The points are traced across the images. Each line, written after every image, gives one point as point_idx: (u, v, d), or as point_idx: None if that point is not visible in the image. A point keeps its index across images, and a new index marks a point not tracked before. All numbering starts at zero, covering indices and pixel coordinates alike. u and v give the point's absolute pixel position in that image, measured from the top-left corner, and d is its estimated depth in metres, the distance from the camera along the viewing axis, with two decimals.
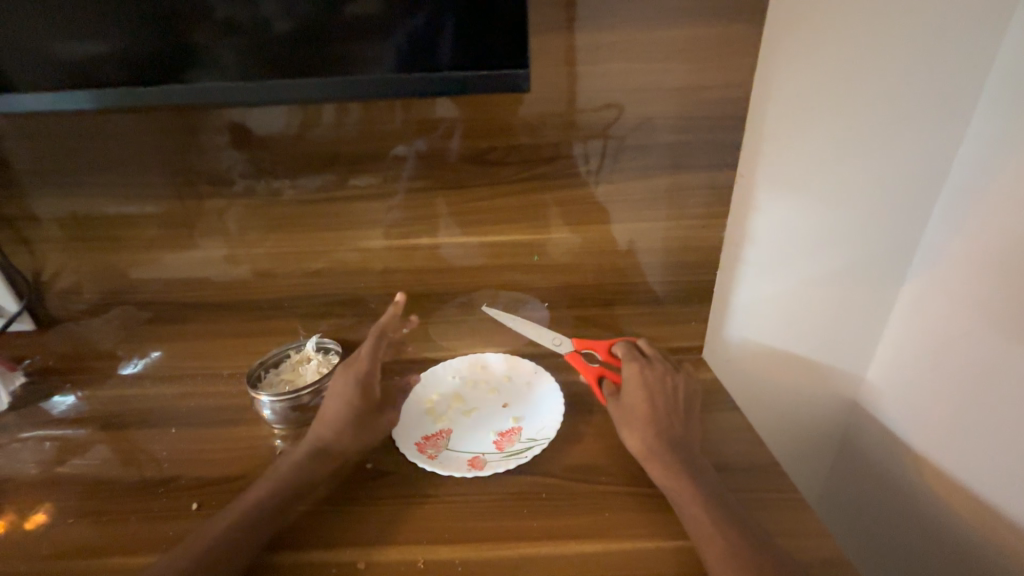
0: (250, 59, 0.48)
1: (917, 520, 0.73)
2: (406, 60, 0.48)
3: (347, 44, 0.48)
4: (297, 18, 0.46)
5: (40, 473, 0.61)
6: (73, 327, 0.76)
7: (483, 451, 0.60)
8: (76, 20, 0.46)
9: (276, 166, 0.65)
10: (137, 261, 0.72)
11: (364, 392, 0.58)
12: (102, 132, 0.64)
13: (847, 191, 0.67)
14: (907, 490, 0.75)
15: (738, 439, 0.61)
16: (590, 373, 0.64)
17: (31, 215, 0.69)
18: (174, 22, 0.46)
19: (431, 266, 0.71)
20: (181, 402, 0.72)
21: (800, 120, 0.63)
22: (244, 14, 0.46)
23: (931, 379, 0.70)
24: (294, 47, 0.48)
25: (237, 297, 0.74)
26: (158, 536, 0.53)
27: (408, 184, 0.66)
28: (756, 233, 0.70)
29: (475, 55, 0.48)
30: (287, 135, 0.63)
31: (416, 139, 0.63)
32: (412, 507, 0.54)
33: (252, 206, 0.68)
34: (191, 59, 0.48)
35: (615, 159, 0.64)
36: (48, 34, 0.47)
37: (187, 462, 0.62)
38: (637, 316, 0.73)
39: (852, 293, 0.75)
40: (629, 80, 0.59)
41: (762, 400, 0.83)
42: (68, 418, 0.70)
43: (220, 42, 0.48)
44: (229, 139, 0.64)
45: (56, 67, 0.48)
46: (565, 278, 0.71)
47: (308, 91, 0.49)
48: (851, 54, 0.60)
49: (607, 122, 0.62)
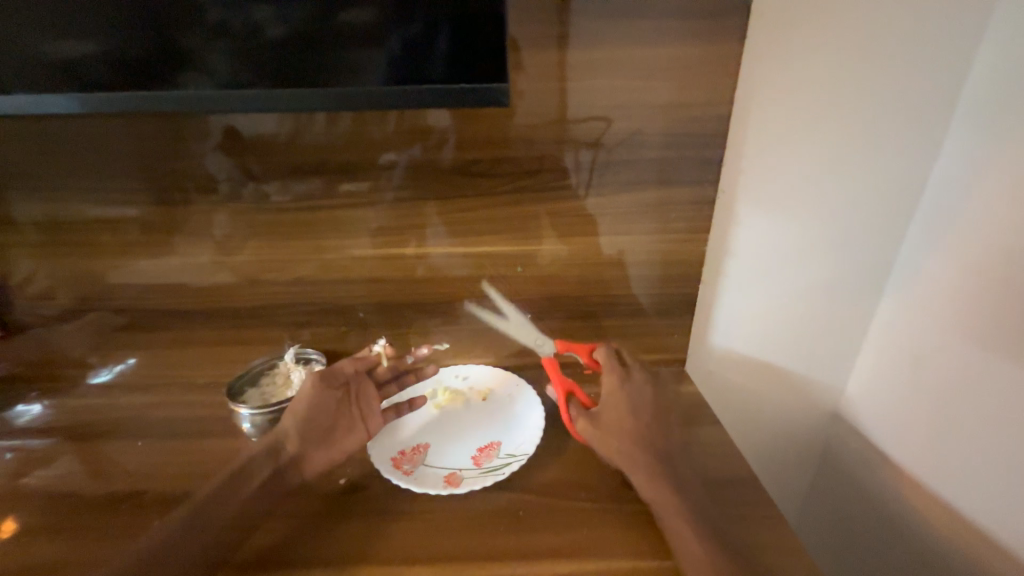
0: (234, 63, 0.47)
1: (896, 532, 0.73)
2: (393, 72, 0.48)
3: (335, 53, 0.47)
4: (287, 23, 0.46)
5: (1, 487, 0.59)
6: (45, 333, 0.74)
7: (461, 467, 0.58)
8: (59, 18, 0.45)
9: (264, 172, 0.64)
10: (114, 265, 0.70)
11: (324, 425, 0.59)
12: (82, 133, 0.62)
13: (828, 206, 0.68)
14: (888, 503, 0.74)
15: (721, 456, 0.60)
16: (561, 387, 0.62)
17: (5, 218, 0.67)
18: (162, 23, 0.45)
19: (417, 276, 0.71)
20: (153, 412, 0.69)
21: (781, 135, 0.64)
22: (234, 19, 0.45)
23: (912, 392, 0.70)
24: (284, 51, 0.47)
25: (217, 303, 0.72)
26: (120, 555, 0.51)
27: (397, 191, 0.66)
28: (738, 246, 0.70)
29: (463, 66, 0.48)
30: (275, 140, 0.62)
31: (405, 146, 0.63)
32: (387, 524, 0.53)
33: (236, 210, 0.67)
34: (178, 65, 0.47)
35: (603, 169, 0.64)
36: (30, 33, 0.46)
37: (159, 475, 0.59)
38: (623, 330, 0.73)
39: (833, 305, 0.75)
40: (621, 95, 0.60)
41: (744, 414, 0.82)
42: (35, 427, 0.67)
43: (208, 46, 0.46)
44: (216, 144, 0.63)
45: (36, 64, 0.47)
46: (552, 289, 0.71)
47: (293, 102, 0.48)
48: (829, 69, 0.61)
49: (596, 135, 0.62)
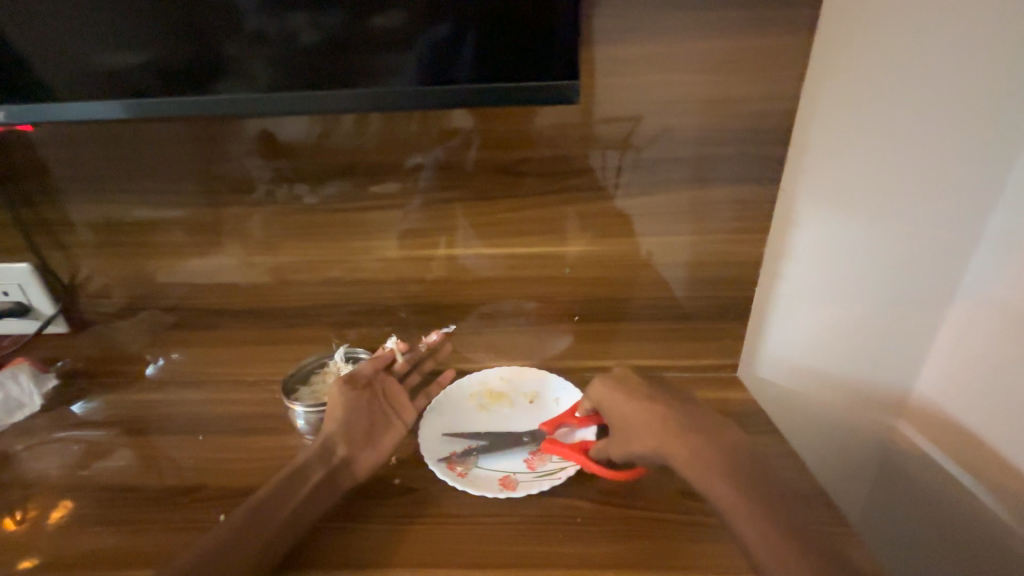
0: (274, 68, 0.48)
1: (983, 542, 0.69)
2: (427, 73, 0.48)
3: (368, 57, 0.48)
4: (322, 28, 0.46)
5: (67, 477, 0.61)
6: (104, 330, 0.77)
7: (514, 470, 0.58)
8: (106, 29, 0.46)
9: (299, 173, 0.65)
10: (169, 265, 0.72)
11: (358, 413, 0.59)
12: (132, 137, 0.64)
13: (897, 204, 0.64)
14: (972, 511, 0.70)
15: (779, 466, 0.58)
16: (573, 447, 0.58)
17: (64, 219, 0.70)
18: (202, 31, 0.46)
19: (448, 277, 0.70)
20: (206, 408, 0.71)
21: (846, 131, 0.61)
22: (271, 26, 0.46)
23: (998, 397, 0.66)
24: (319, 55, 0.48)
25: (267, 303, 0.74)
26: (172, 549, 0.52)
27: (427, 193, 0.66)
28: (798, 248, 0.67)
29: (497, 65, 0.48)
30: (309, 142, 0.63)
31: (434, 148, 0.63)
32: (444, 527, 0.52)
33: (271, 210, 0.68)
34: (219, 70, 0.48)
35: (633, 169, 0.62)
36: (79, 43, 0.47)
37: (217, 470, 0.61)
38: (659, 332, 0.71)
39: (900, 307, 0.71)
40: (650, 93, 0.58)
41: (802, 424, 0.78)
42: (97, 421, 0.69)
43: (248, 52, 0.47)
44: (254, 149, 0.64)
45: (86, 75, 0.49)
46: (579, 291, 0.70)
47: (331, 104, 0.49)
48: (893, 60, 0.57)
49: (624, 134, 0.61)
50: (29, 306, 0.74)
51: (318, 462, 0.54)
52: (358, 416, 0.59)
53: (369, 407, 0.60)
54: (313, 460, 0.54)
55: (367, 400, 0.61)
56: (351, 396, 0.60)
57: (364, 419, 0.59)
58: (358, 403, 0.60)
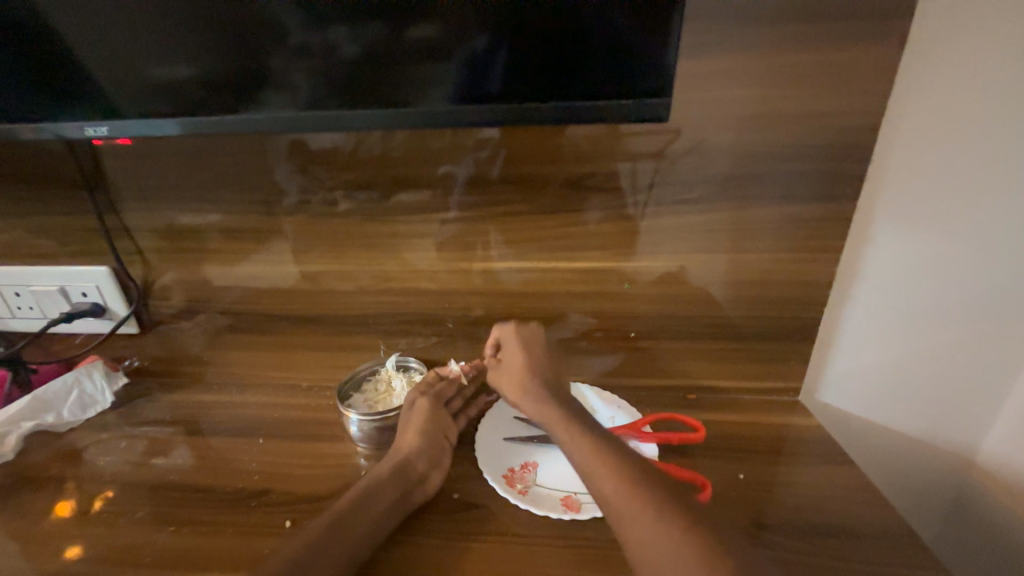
0: (318, 82, 0.49)
1: None
2: (462, 89, 0.49)
3: (404, 71, 0.48)
4: (361, 42, 0.47)
5: (132, 472, 0.64)
6: (168, 331, 0.80)
7: (575, 490, 0.56)
8: (164, 46, 0.49)
9: (338, 183, 0.67)
10: (228, 270, 0.75)
11: (433, 432, 0.60)
12: (183, 149, 0.68)
13: (990, 221, 0.59)
14: None
15: (850, 500, 0.56)
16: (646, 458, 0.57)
17: (122, 226, 0.74)
18: (250, 47, 0.48)
19: (483, 287, 0.71)
20: (268, 412, 0.73)
21: (930, 145, 0.57)
22: (314, 40, 0.47)
23: None
24: (357, 68, 0.49)
25: (322, 309, 0.75)
26: (228, 550, 0.53)
27: (462, 204, 0.66)
28: (872, 266, 0.63)
29: (529, 83, 0.48)
30: (343, 149, 0.64)
31: (467, 159, 0.63)
32: (503, 546, 0.52)
33: (308, 218, 0.70)
34: (263, 82, 0.50)
35: (672, 185, 0.62)
36: (140, 59, 0.50)
37: (276, 475, 0.62)
38: (698, 349, 0.70)
39: (989, 336, 0.64)
40: (696, 107, 0.58)
41: (870, 454, 0.73)
42: (165, 419, 0.72)
43: (292, 64, 0.49)
44: (291, 157, 0.66)
45: (144, 89, 0.51)
46: (625, 307, 0.69)
47: (363, 120, 0.50)
48: (990, 72, 0.54)
49: (663, 145, 0.60)
50: (104, 307, 0.78)
51: (396, 480, 0.54)
52: (434, 435, 0.60)
53: (442, 425, 0.62)
54: (392, 478, 0.54)
55: (439, 417, 0.62)
56: (425, 412, 0.62)
57: (438, 439, 0.60)
58: (431, 421, 0.61)
